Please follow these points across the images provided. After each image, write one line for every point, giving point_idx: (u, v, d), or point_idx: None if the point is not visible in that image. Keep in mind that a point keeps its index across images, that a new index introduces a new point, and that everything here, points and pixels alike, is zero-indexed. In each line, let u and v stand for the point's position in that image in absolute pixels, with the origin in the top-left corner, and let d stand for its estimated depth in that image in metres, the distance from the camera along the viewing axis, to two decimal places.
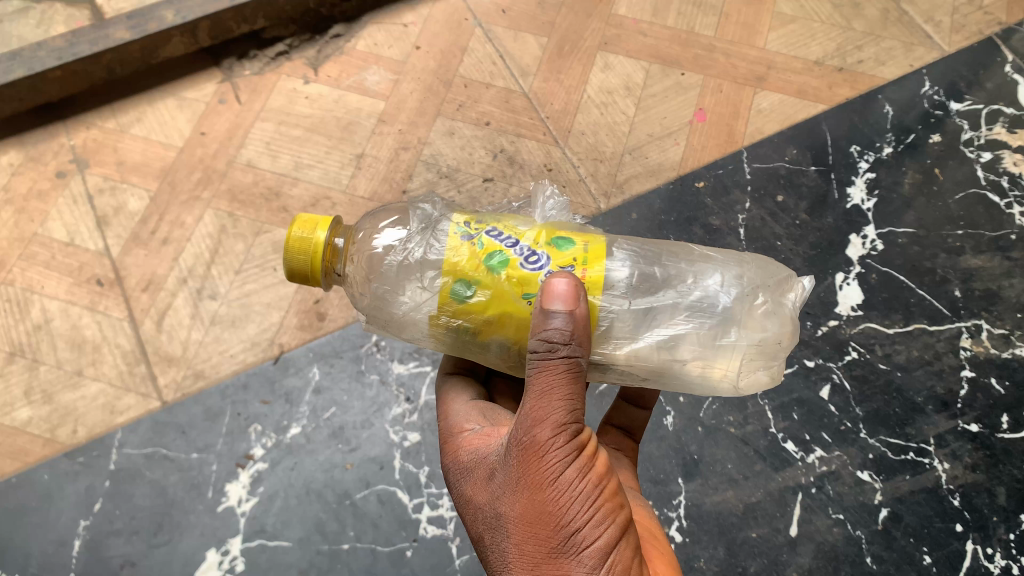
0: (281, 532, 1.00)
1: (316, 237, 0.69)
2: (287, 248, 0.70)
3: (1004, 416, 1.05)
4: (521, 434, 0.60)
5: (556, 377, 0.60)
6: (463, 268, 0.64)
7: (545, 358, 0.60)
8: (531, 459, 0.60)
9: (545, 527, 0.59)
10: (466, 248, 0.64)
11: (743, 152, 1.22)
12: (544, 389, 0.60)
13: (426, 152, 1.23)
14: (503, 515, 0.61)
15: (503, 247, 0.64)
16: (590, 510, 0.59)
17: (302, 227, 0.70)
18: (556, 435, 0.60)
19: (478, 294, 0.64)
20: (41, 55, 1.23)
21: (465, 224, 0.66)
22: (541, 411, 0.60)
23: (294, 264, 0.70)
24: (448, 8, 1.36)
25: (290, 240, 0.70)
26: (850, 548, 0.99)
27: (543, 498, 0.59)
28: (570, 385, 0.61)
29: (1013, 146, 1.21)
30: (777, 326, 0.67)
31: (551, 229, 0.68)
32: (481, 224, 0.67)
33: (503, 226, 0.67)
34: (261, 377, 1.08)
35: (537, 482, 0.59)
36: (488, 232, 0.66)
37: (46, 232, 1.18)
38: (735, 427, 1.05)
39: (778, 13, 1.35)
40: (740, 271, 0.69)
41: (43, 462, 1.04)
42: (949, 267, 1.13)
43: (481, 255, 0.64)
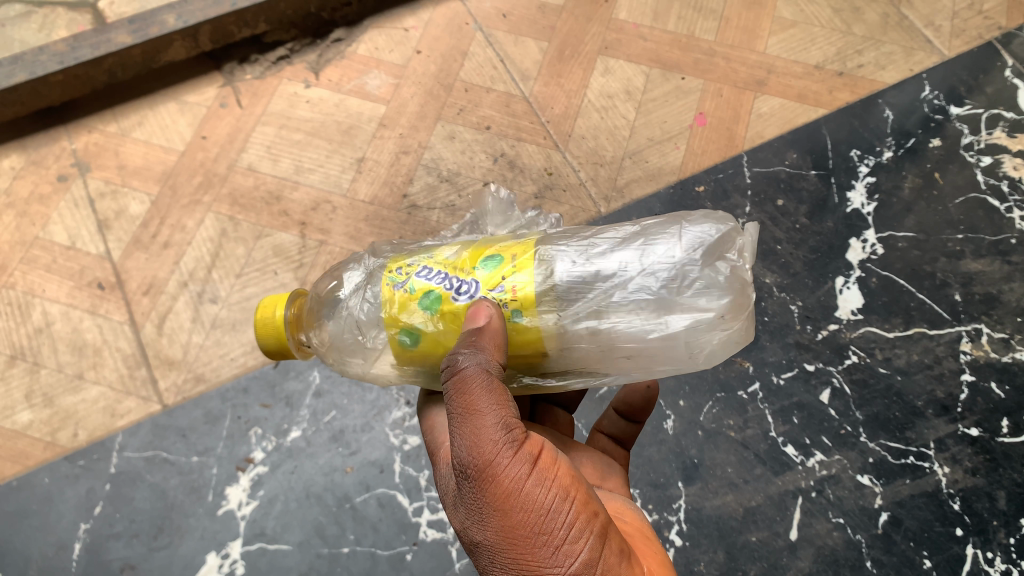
0: (281, 536, 1.00)
1: (275, 315, 0.74)
2: (256, 332, 0.75)
3: (1004, 420, 1.05)
4: (468, 460, 0.61)
5: (483, 395, 0.61)
6: (399, 317, 0.65)
7: (461, 380, 0.62)
8: (487, 480, 0.60)
9: (521, 545, 0.58)
10: (398, 297, 0.65)
11: (743, 156, 1.23)
12: (473, 410, 0.61)
13: (426, 156, 1.23)
14: (479, 542, 0.61)
15: (434, 285, 0.65)
16: (564, 526, 0.58)
17: (265, 309, 0.75)
18: (500, 453, 0.60)
19: (422, 338, 0.65)
20: (43, 59, 1.23)
21: (394, 272, 0.67)
22: (478, 433, 0.61)
23: (266, 343, 0.75)
24: (449, 13, 1.36)
25: (256, 323, 0.75)
26: (850, 552, 0.99)
27: (510, 517, 0.59)
28: (495, 398, 0.62)
29: (1013, 150, 1.21)
30: (721, 297, 0.62)
31: (474, 246, 0.67)
32: (410, 267, 0.67)
33: (431, 260, 0.67)
34: (261, 381, 1.08)
35: (499, 502, 0.59)
36: (418, 273, 0.66)
37: (47, 235, 1.18)
38: (735, 431, 1.05)
39: (778, 17, 1.35)
40: (677, 246, 0.63)
41: (43, 466, 1.04)
42: (949, 271, 1.13)
43: (414, 300, 0.64)
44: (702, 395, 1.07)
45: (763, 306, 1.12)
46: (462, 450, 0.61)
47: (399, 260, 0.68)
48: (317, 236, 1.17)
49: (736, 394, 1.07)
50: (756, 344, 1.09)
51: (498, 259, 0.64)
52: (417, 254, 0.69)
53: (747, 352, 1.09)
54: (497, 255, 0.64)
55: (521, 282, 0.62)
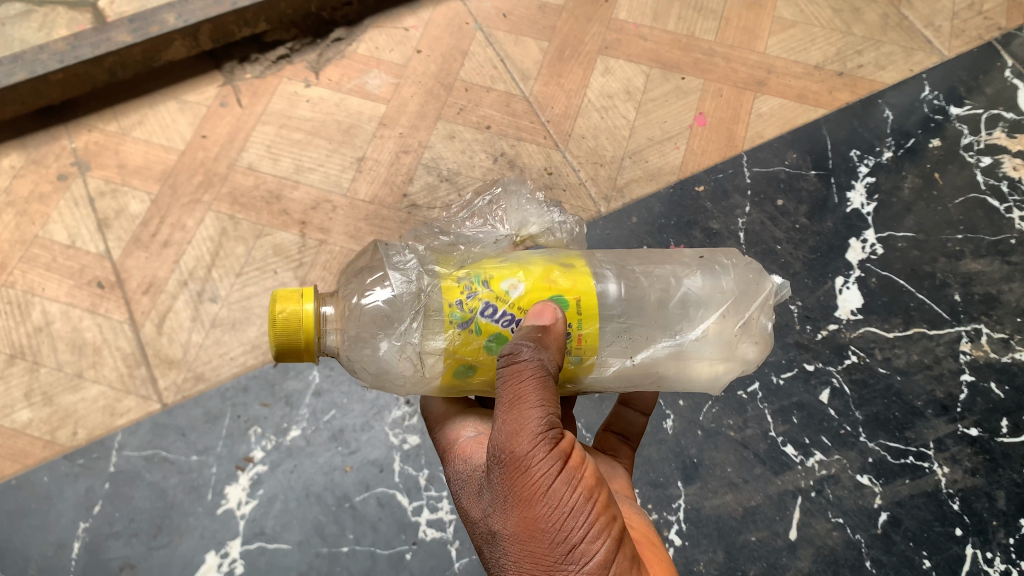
0: (280, 535, 1.00)
1: (303, 311, 0.66)
2: (274, 326, 0.66)
3: (1003, 420, 1.05)
4: (504, 448, 0.61)
5: (529, 384, 0.61)
6: (462, 353, 0.64)
7: (512, 366, 0.61)
8: (518, 472, 0.60)
9: (540, 540, 0.59)
10: (462, 336, 0.64)
11: (743, 156, 1.23)
12: (517, 400, 0.61)
13: (426, 155, 1.23)
14: (497, 530, 0.61)
15: (499, 327, 0.64)
16: (585, 526, 0.59)
17: (285, 301, 0.66)
18: (534, 447, 0.60)
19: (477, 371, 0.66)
20: (43, 58, 1.23)
21: (455, 305, 0.64)
22: (518, 422, 0.61)
23: (286, 339, 0.66)
24: (449, 12, 1.36)
25: (277, 316, 0.66)
26: (849, 552, 0.99)
27: (534, 510, 0.59)
28: (544, 392, 0.61)
29: (1012, 150, 1.21)
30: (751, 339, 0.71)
31: (533, 272, 0.66)
32: (472, 299, 0.64)
33: (490, 289, 0.65)
34: (261, 380, 1.08)
35: (525, 495, 0.60)
36: (482, 312, 0.64)
37: (47, 234, 1.18)
38: (735, 431, 1.05)
39: (778, 18, 1.35)
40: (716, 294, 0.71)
41: (42, 464, 1.04)
42: (949, 272, 1.13)
43: (480, 339, 0.64)
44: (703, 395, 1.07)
45: None
46: (499, 436, 0.61)
47: (454, 288, 0.65)
48: (317, 236, 1.17)
49: (735, 393, 1.07)
50: None
51: (564, 298, 0.64)
52: (471, 276, 0.66)
53: None
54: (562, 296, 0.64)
55: (587, 324, 0.64)
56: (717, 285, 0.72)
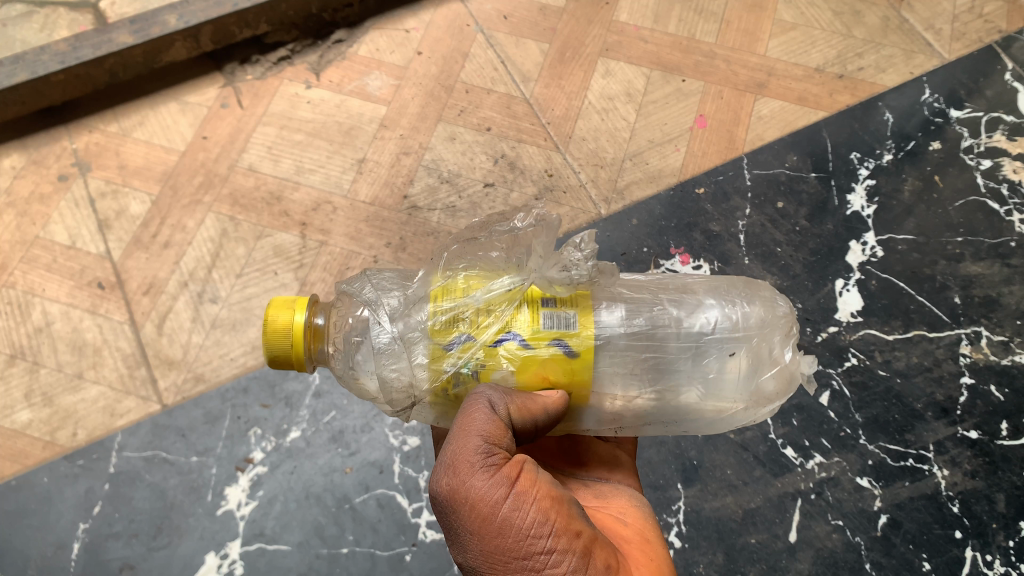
0: (280, 536, 1.00)
1: (292, 322, 0.67)
2: (266, 335, 0.67)
3: (1003, 423, 1.05)
4: (450, 486, 0.61)
5: (467, 420, 0.61)
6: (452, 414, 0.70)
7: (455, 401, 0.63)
8: (465, 507, 0.60)
9: (502, 569, 0.60)
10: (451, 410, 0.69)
11: (743, 158, 1.23)
12: (457, 433, 0.62)
13: (427, 157, 1.23)
14: (462, 568, 0.62)
15: None
16: (543, 547, 0.59)
17: (278, 310, 0.67)
18: (478, 477, 0.60)
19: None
20: (44, 59, 1.23)
21: (443, 394, 0.66)
22: (460, 454, 0.61)
23: (275, 352, 0.67)
24: (450, 14, 1.36)
25: (267, 326, 0.67)
26: (849, 554, 0.99)
27: (488, 543, 0.60)
28: (482, 422, 0.61)
29: (1012, 153, 1.21)
30: (737, 423, 0.74)
31: (528, 368, 0.64)
32: (457, 392, 0.65)
33: (479, 383, 0.65)
34: (261, 381, 1.08)
35: (476, 529, 0.60)
36: None
37: (47, 235, 1.18)
38: (735, 433, 1.05)
39: (778, 20, 1.35)
40: (724, 396, 0.70)
41: (43, 465, 1.04)
42: (949, 274, 1.13)
43: None
44: None
45: None
46: (444, 470, 0.62)
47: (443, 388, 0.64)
48: (318, 237, 1.17)
49: None
50: None
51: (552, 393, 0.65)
52: (463, 367, 0.64)
53: None
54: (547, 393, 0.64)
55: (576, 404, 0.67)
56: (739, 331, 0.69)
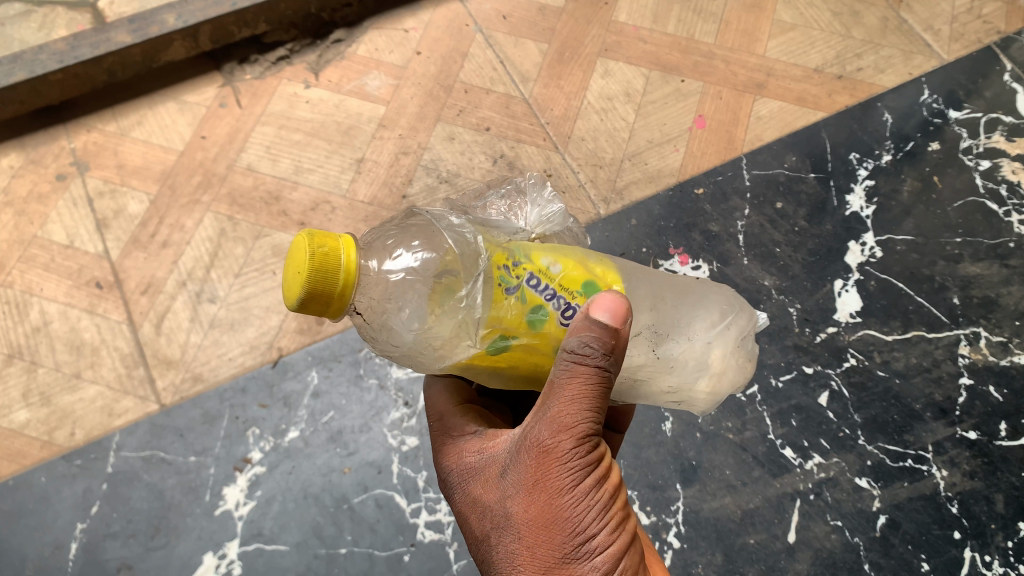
0: (278, 536, 1.00)
1: (342, 258, 0.58)
2: (313, 266, 0.57)
3: (1002, 423, 1.05)
4: (542, 440, 0.62)
5: (583, 386, 0.60)
6: (505, 322, 0.60)
7: (579, 364, 0.59)
8: (549, 465, 0.61)
9: (560, 531, 0.62)
10: (505, 304, 0.60)
11: (742, 159, 1.23)
12: (574, 397, 0.60)
13: (426, 157, 1.23)
14: (512, 516, 0.63)
15: (544, 302, 0.61)
16: (603, 520, 0.63)
17: (323, 242, 0.58)
18: (578, 445, 0.61)
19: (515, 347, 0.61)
20: (43, 58, 1.23)
21: (503, 270, 0.61)
22: (567, 417, 0.61)
23: (319, 285, 0.57)
24: (449, 14, 1.36)
25: (314, 257, 0.57)
26: (848, 555, 0.99)
27: (557, 503, 0.62)
28: (602, 396, 0.61)
29: (1011, 154, 1.21)
30: (734, 350, 0.71)
31: (571, 258, 0.64)
32: (517, 268, 0.61)
33: (533, 263, 0.62)
34: (259, 381, 1.08)
35: (554, 488, 0.62)
36: (528, 281, 0.60)
37: (46, 234, 1.18)
38: (733, 433, 1.05)
39: (777, 21, 1.35)
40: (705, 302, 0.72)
41: (40, 465, 1.04)
42: (947, 275, 1.13)
43: (526, 310, 0.60)
44: None
45: (763, 309, 1.12)
46: (545, 426, 0.61)
47: (501, 257, 0.62)
48: None
49: (734, 396, 1.07)
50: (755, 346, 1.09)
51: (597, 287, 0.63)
52: (517, 249, 0.63)
53: None
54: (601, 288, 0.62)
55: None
56: (728, 325, 0.71)
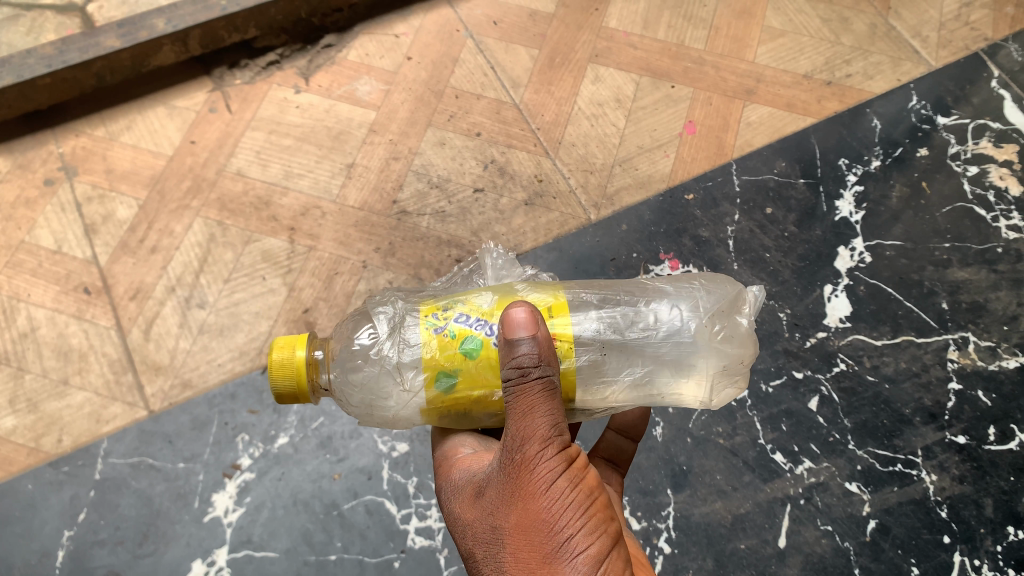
0: (268, 543, 1.00)
1: (296, 360, 0.69)
2: (272, 373, 0.69)
3: (991, 427, 1.05)
4: (508, 450, 0.62)
5: (533, 397, 0.61)
6: (439, 361, 0.64)
7: (520, 382, 0.61)
8: (519, 471, 0.62)
9: (539, 535, 0.60)
10: (437, 341, 0.65)
11: (732, 164, 1.23)
12: (525, 407, 0.61)
13: (417, 162, 1.23)
14: (494, 531, 0.63)
15: (474, 331, 0.65)
16: (581, 520, 0.61)
17: (281, 350, 0.69)
18: (543, 448, 0.61)
19: (461, 384, 0.65)
20: (31, 63, 1.22)
21: (431, 316, 0.66)
22: (526, 427, 0.61)
23: (281, 389, 0.69)
24: (440, 20, 1.37)
25: (272, 364, 0.69)
26: (838, 560, 0.99)
27: (531, 508, 0.61)
28: (553, 404, 0.62)
29: (999, 160, 1.22)
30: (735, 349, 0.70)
31: (503, 293, 0.69)
32: (445, 311, 0.66)
33: (460, 306, 0.67)
34: (249, 387, 1.07)
35: (525, 494, 0.61)
36: (455, 318, 0.66)
37: (34, 240, 1.17)
38: (724, 438, 1.05)
39: (767, 27, 1.36)
40: (694, 303, 0.71)
41: (27, 472, 1.03)
42: (936, 280, 1.14)
43: (454, 344, 0.64)
44: None
45: None
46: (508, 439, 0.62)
47: (433, 305, 0.68)
48: (306, 241, 1.17)
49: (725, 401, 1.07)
50: None
51: None
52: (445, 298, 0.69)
53: None
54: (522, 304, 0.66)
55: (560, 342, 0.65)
56: (715, 325, 0.70)
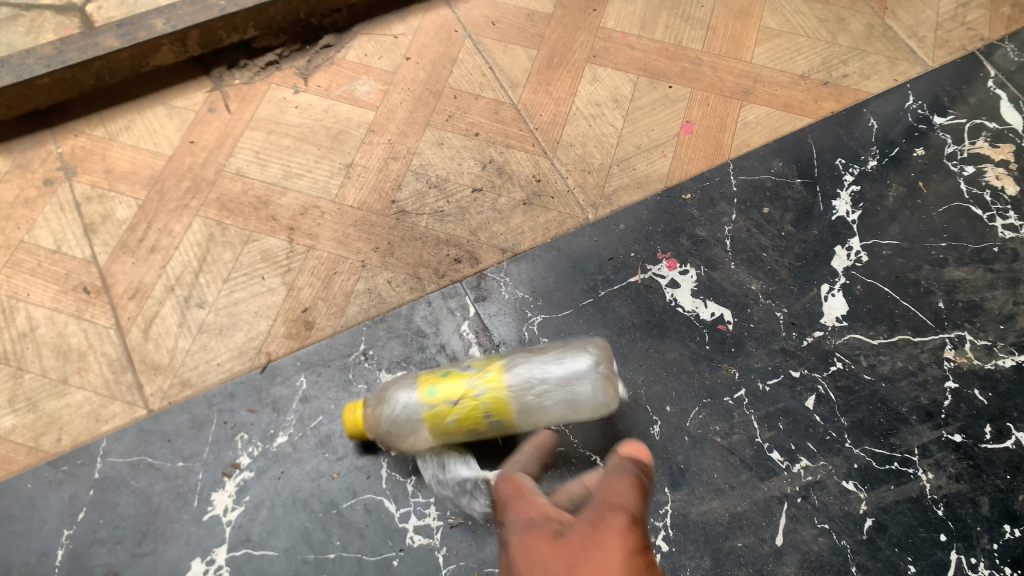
0: (267, 542, 1.00)
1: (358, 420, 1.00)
2: (350, 427, 1.01)
3: (987, 426, 1.06)
4: (598, 491, 0.66)
5: (631, 477, 0.68)
6: (422, 393, 0.99)
7: (623, 466, 0.70)
8: (602, 503, 0.63)
9: (604, 538, 0.58)
10: (425, 395, 0.98)
11: (729, 164, 1.24)
12: (624, 476, 0.67)
13: (416, 162, 1.24)
14: (554, 532, 0.60)
15: (443, 389, 0.98)
16: (645, 546, 0.58)
17: (354, 407, 1.01)
18: (633, 498, 0.64)
19: (432, 405, 0.98)
20: (29, 62, 1.22)
21: (422, 385, 1.00)
22: (620, 484, 0.66)
23: (354, 435, 1.02)
24: (438, 20, 1.37)
25: (349, 421, 1.00)
26: (835, 558, 0.99)
27: (606, 523, 0.60)
28: (644, 485, 0.67)
29: (995, 160, 1.23)
30: (606, 366, 1.04)
31: (466, 369, 1.02)
32: (430, 381, 1.00)
33: (441, 376, 1.01)
34: (248, 386, 1.08)
35: (606, 511, 0.61)
36: (435, 383, 0.99)
37: (33, 240, 1.18)
38: (721, 437, 1.06)
39: (764, 28, 1.37)
40: (584, 368, 1.02)
41: (26, 471, 1.03)
42: (933, 279, 1.15)
43: (428, 394, 0.98)
44: (689, 401, 1.07)
45: (750, 313, 1.13)
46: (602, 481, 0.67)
47: (428, 375, 1.01)
48: (305, 241, 1.17)
49: (722, 400, 1.08)
50: (742, 351, 1.10)
51: (476, 384, 0.98)
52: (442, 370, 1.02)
53: (733, 358, 1.10)
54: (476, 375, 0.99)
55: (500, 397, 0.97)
56: (594, 378, 1.02)
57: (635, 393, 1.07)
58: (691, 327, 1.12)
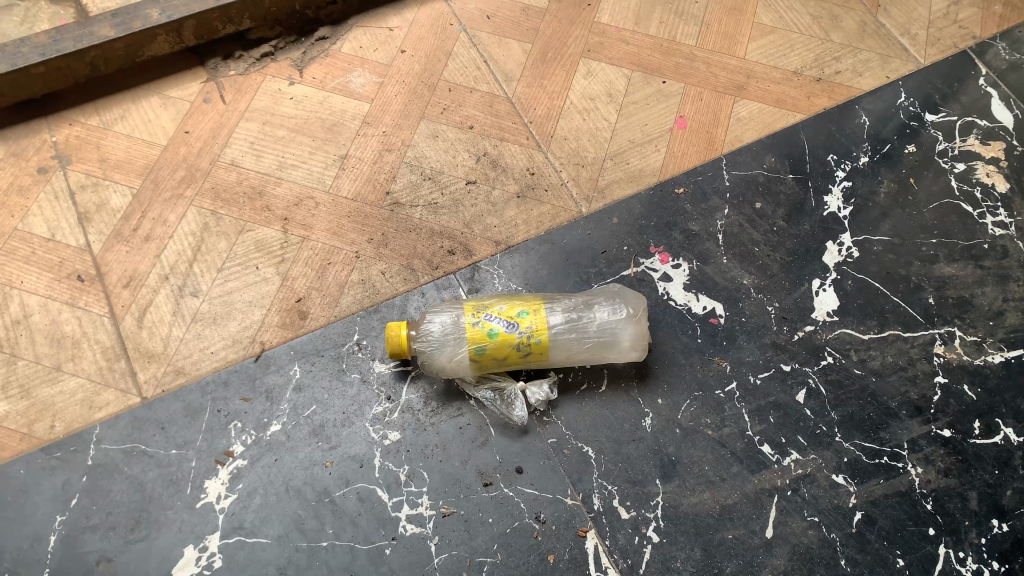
0: (259, 530, 1.00)
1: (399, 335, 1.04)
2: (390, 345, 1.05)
3: (975, 421, 1.07)
4: None
5: None
6: (472, 320, 1.04)
7: None
8: None
9: None
10: (473, 322, 1.04)
11: (722, 159, 1.25)
12: None
13: (410, 154, 1.24)
14: None
15: (492, 316, 1.04)
16: None
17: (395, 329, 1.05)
18: None
19: (482, 333, 1.03)
20: (24, 51, 1.23)
21: (469, 313, 1.05)
22: None
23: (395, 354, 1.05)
24: (434, 13, 1.38)
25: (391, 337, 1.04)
26: (825, 550, 1.00)
27: None
28: None
29: (986, 157, 1.24)
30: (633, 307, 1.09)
31: (512, 300, 1.07)
32: (478, 313, 1.05)
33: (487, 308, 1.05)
34: (242, 375, 1.08)
35: None
36: (484, 314, 1.04)
37: (27, 227, 1.18)
38: (712, 429, 1.06)
39: (757, 24, 1.38)
40: (614, 310, 1.08)
41: (20, 457, 1.04)
42: (923, 275, 1.15)
43: (480, 320, 1.04)
44: (681, 393, 1.08)
45: (741, 307, 1.13)
46: None
47: (473, 306, 1.06)
48: (300, 231, 1.18)
49: (713, 393, 1.08)
50: (734, 344, 1.11)
51: (524, 314, 1.05)
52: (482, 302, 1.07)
53: (724, 351, 1.11)
54: (522, 306, 1.06)
55: (537, 331, 1.03)
56: (627, 316, 1.08)
57: (627, 385, 1.08)
58: (682, 320, 1.13)
